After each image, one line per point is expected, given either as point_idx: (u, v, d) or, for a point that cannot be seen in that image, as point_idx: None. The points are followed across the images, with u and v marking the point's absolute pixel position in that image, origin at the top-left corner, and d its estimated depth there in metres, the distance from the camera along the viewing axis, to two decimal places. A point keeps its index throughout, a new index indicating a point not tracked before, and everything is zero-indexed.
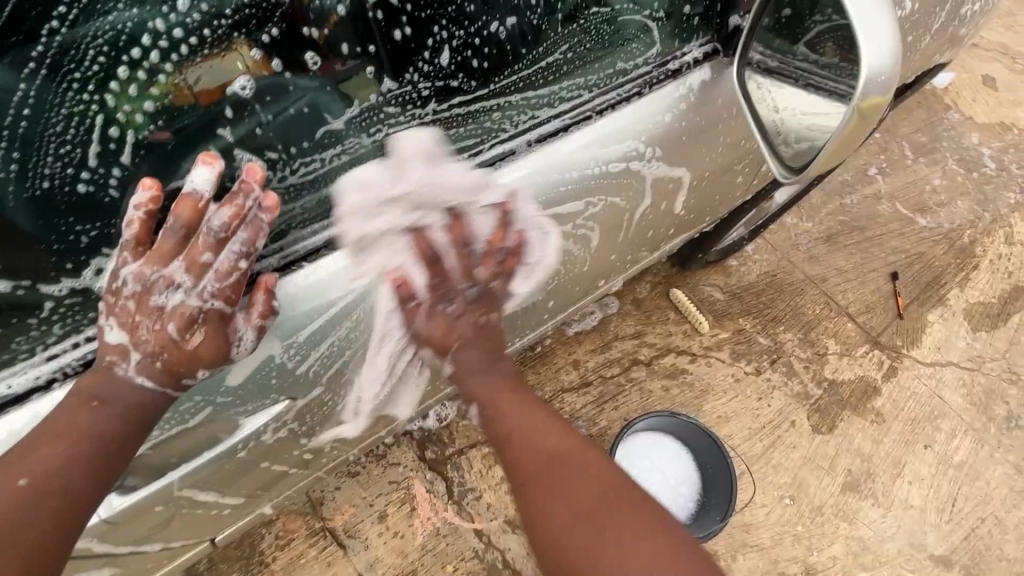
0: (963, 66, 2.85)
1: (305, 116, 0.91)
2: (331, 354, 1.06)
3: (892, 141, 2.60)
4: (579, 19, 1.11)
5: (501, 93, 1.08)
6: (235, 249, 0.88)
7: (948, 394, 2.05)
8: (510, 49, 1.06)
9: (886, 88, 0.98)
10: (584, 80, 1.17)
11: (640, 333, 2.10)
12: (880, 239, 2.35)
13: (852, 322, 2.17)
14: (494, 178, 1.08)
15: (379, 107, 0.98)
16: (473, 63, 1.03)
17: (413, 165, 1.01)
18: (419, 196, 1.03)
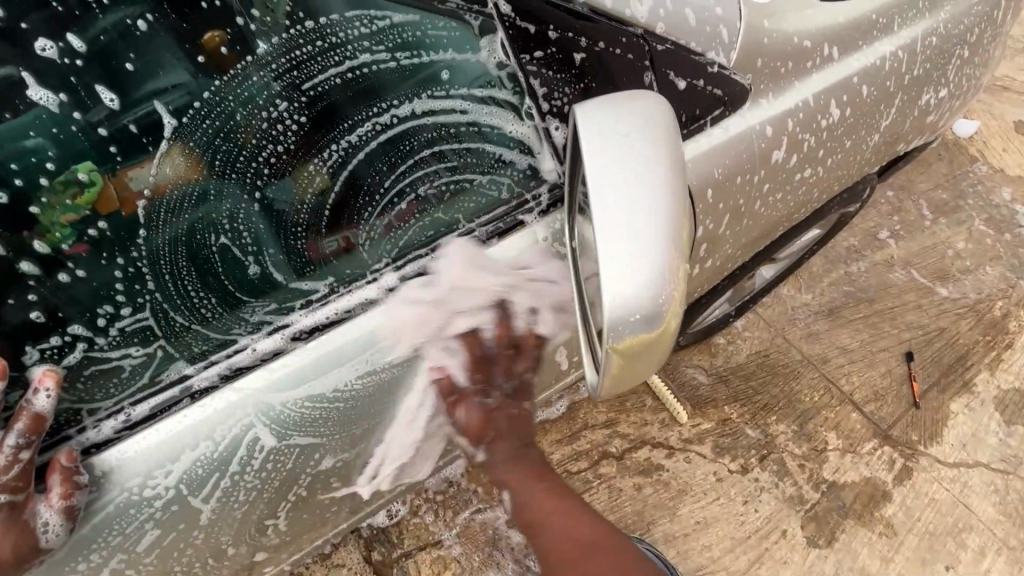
0: (991, 112, 2.58)
1: (194, 243, 0.75)
2: (99, 566, 0.81)
3: (906, 199, 2.36)
4: (378, 165, 0.81)
5: (248, 280, 0.79)
6: (12, 444, 0.69)
7: (976, 502, 1.76)
8: (260, 227, 0.78)
9: (654, 320, 0.64)
10: (425, 224, 0.88)
11: (611, 422, 1.93)
12: (893, 313, 2.10)
13: (857, 412, 1.91)
14: (269, 380, 0.81)
15: (67, 337, 0.72)
16: (192, 255, 0.76)
17: (128, 387, 0.77)
18: (151, 411, 0.78)
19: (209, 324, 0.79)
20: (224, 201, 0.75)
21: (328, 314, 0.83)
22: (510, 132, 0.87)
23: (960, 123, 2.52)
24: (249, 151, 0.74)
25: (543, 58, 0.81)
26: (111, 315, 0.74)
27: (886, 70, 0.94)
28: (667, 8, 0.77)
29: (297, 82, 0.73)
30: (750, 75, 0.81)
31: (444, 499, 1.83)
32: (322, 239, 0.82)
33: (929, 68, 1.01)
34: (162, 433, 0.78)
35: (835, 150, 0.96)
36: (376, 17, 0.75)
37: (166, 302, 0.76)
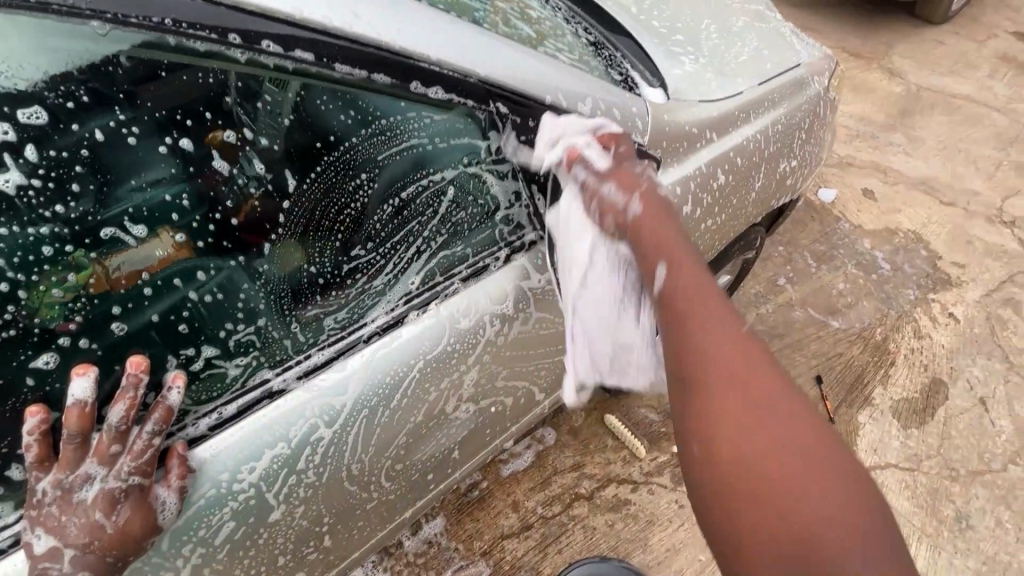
0: (844, 182, 3.24)
1: (252, 288, 0.82)
2: (184, 560, 0.82)
3: (794, 252, 2.85)
4: (415, 211, 0.95)
5: (302, 309, 0.88)
6: (147, 433, 0.75)
7: (894, 499, 2.03)
8: (317, 266, 0.87)
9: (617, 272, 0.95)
10: (453, 253, 1.01)
11: (579, 464, 2.07)
12: (800, 345, 2.48)
13: None
14: (327, 388, 0.87)
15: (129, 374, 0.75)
16: (257, 291, 0.83)
17: (192, 410, 0.81)
18: (214, 424, 0.82)
19: (269, 348, 0.85)
20: (296, 259, 0.85)
21: (375, 331, 0.92)
22: (501, 197, 1.04)
23: (822, 193, 3.15)
24: (318, 213, 0.85)
25: (525, 141, 0.98)
26: (230, 332, 0.82)
27: (752, 148, 1.31)
28: (602, 107, 1.04)
29: (354, 165, 0.87)
30: (659, 149, 1.11)
31: (425, 561, 1.84)
32: (367, 277, 0.93)
33: (780, 145, 1.41)
34: (258, 423, 0.83)
35: (727, 205, 1.30)
36: (425, 117, 0.90)
37: (246, 343, 0.83)
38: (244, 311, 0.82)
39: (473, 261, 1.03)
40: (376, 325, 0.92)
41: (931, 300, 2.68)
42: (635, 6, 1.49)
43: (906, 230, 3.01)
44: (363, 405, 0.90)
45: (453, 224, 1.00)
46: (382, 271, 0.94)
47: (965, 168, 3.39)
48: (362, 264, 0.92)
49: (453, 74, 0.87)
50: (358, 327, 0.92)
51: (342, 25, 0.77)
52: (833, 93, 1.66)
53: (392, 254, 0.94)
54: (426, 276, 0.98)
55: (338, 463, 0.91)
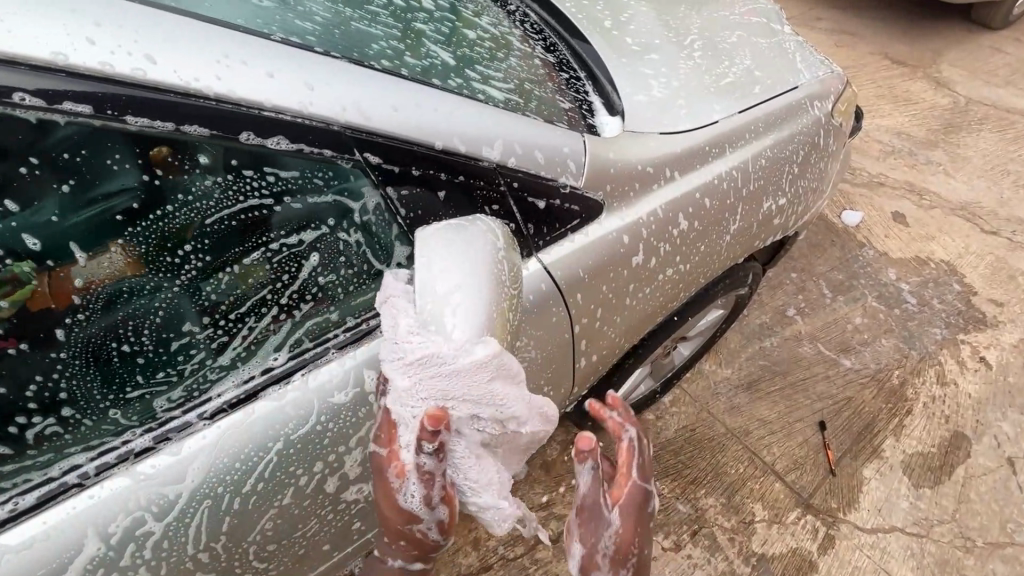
0: (872, 204, 2.98)
1: (80, 355, 0.67)
2: None
3: (809, 280, 2.63)
4: (291, 267, 0.78)
5: (144, 382, 0.72)
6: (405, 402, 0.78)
7: (896, 568, 1.83)
8: (165, 335, 0.72)
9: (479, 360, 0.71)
10: (338, 316, 0.83)
11: (548, 502, 1.94)
12: (805, 384, 2.27)
13: (780, 482, 2.00)
14: (158, 480, 0.69)
15: None
16: (88, 362, 0.68)
17: None
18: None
19: (92, 429, 0.69)
20: (136, 320, 0.70)
21: (230, 405, 0.74)
22: (395, 243, 0.85)
23: (846, 215, 2.90)
24: (130, 285, 0.69)
25: (410, 195, 0.82)
26: (25, 425, 0.65)
27: (723, 186, 1.15)
28: (517, 151, 0.87)
29: (168, 236, 0.69)
30: (601, 191, 0.98)
31: None
32: (227, 346, 0.76)
33: (763, 182, 1.24)
34: (68, 511, 0.65)
35: (687, 252, 1.15)
36: (304, 152, 0.72)
37: (48, 441, 0.67)
38: (65, 383, 0.67)
39: (357, 325, 0.84)
40: (227, 399, 0.75)
41: (960, 342, 2.42)
42: (609, 18, 1.33)
43: (939, 260, 2.74)
44: (204, 497, 0.72)
45: (341, 280, 0.83)
46: (229, 343, 0.76)
47: (1014, 193, 3.06)
48: (204, 337, 0.75)
49: (316, 123, 0.71)
50: (209, 401, 0.74)
51: (131, 73, 0.61)
52: (837, 120, 1.47)
53: (238, 325, 0.77)
54: (302, 342, 0.80)
55: (178, 556, 0.73)
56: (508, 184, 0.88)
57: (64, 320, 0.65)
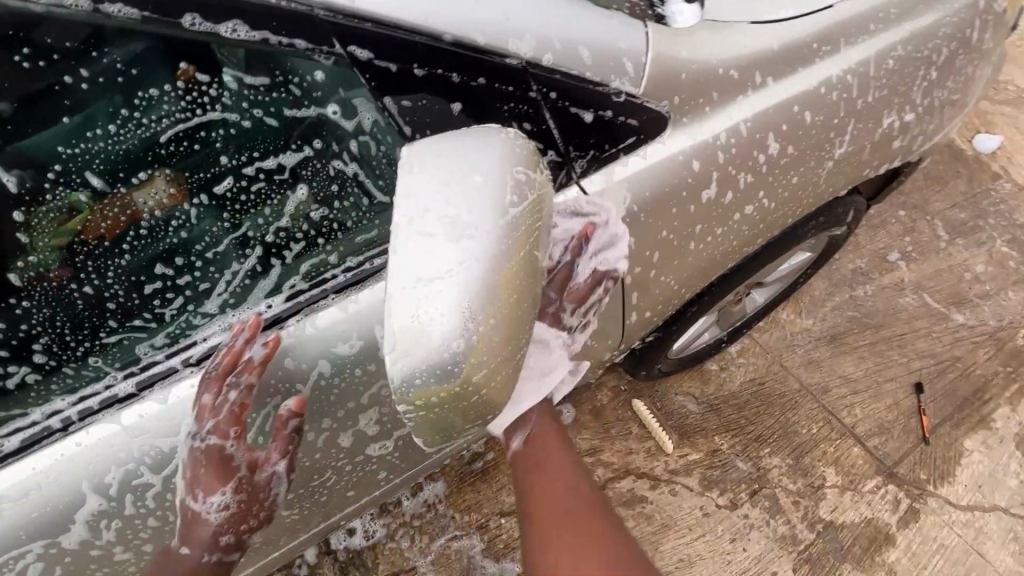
0: (1019, 125, 2.42)
1: (128, 274, 0.72)
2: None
3: (921, 218, 2.23)
4: (310, 198, 0.78)
5: (175, 316, 0.74)
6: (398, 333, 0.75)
7: (992, 551, 1.61)
8: (203, 263, 0.75)
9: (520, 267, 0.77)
10: (337, 256, 0.80)
11: (596, 449, 1.87)
12: (903, 340, 1.97)
13: (860, 446, 1.79)
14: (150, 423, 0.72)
15: None
16: (139, 285, 0.72)
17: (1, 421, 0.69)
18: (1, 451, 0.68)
19: (128, 352, 0.73)
20: (182, 243, 0.74)
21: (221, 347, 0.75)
22: (371, 186, 0.80)
23: (981, 139, 2.38)
24: (165, 216, 0.73)
25: (414, 106, 0.71)
26: (4, 376, 0.69)
27: (831, 98, 0.89)
28: (555, 47, 0.70)
29: (212, 155, 0.73)
30: (667, 102, 0.77)
31: (421, 524, 1.79)
32: (247, 280, 0.77)
33: (886, 92, 0.96)
34: (56, 465, 0.69)
35: (772, 184, 0.93)
36: (300, 59, 0.71)
37: (36, 384, 0.70)
38: (118, 301, 0.72)
39: (358, 265, 0.80)
40: (219, 338, 0.75)
41: None
42: None
43: None
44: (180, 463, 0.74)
45: (352, 216, 0.80)
46: (214, 286, 0.76)
47: None
48: (191, 280, 0.75)
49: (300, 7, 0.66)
50: (206, 338, 0.75)
51: None
52: (1000, 5, 1.11)
53: (253, 258, 0.77)
54: (309, 280, 0.79)
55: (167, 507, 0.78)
56: (542, 92, 0.72)
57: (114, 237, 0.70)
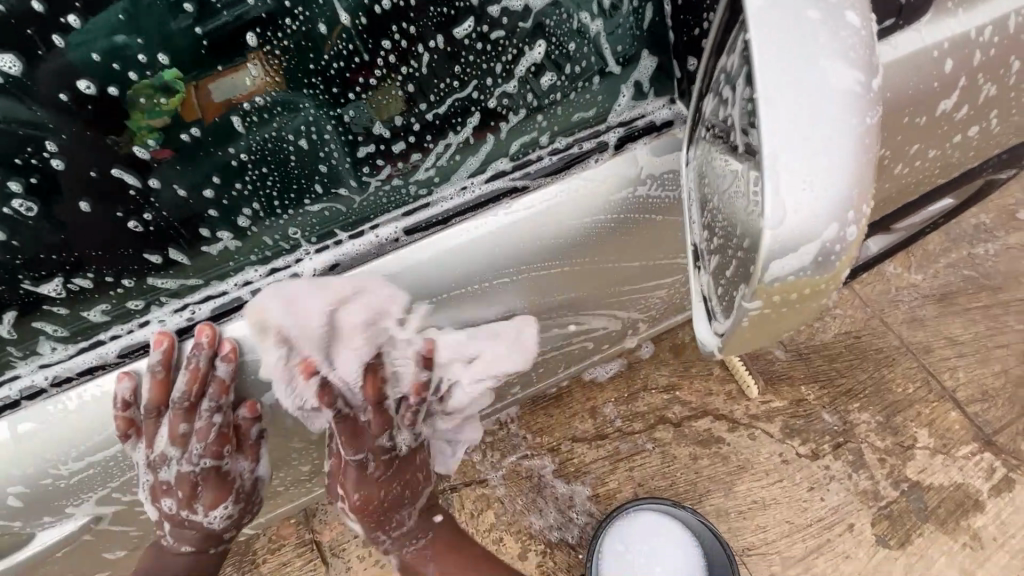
0: None
1: (321, 140, 0.77)
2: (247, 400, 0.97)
3: None
4: (517, 72, 0.82)
5: (374, 183, 0.83)
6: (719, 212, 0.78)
7: None
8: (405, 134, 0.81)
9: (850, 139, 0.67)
10: (533, 133, 0.90)
11: (673, 386, 1.83)
12: (1021, 305, 1.82)
13: (958, 411, 1.70)
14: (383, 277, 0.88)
15: (185, 223, 0.76)
16: (346, 150, 0.79)
17: (238, 273, 0.84)
18: (234, 302, 0.86)
19: (338, 213, 0.84)
20: (372, 111, 0.77)
21: (433, 218, 0.89)
22: (604, 47, 0.87)
23: None
24: (368, 80, 0.75)
25: None
26: (210, 241, 0.80)
27: None
28: None
29: (403, 9, 0.72)
30: None
31: (493, 441, 1.82)
32: (436, 150, 0.84)
33: None
34: (295, 329, 0.88)
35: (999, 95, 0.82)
36: None
37: (234, 250, 0.82)
38: (315, 167, 0.79)
39: (565, 147, 0.93)
40: (434, 214, 0.89)
41: None
42: None
43: None
44: (387, 338, 0.95)
45: (544, 94, 0.87)
46: (424, 159, 0.84)
47: None
48: (406, 150, 0.82)
49: None
50: (413, 209, 0.88)
51: None
52: None
53: (449, 127, 0.83)
54: (518, 153, 0.91)
55: (363, 374, 1.00)
56: None
57: (290, 104, 0.73)
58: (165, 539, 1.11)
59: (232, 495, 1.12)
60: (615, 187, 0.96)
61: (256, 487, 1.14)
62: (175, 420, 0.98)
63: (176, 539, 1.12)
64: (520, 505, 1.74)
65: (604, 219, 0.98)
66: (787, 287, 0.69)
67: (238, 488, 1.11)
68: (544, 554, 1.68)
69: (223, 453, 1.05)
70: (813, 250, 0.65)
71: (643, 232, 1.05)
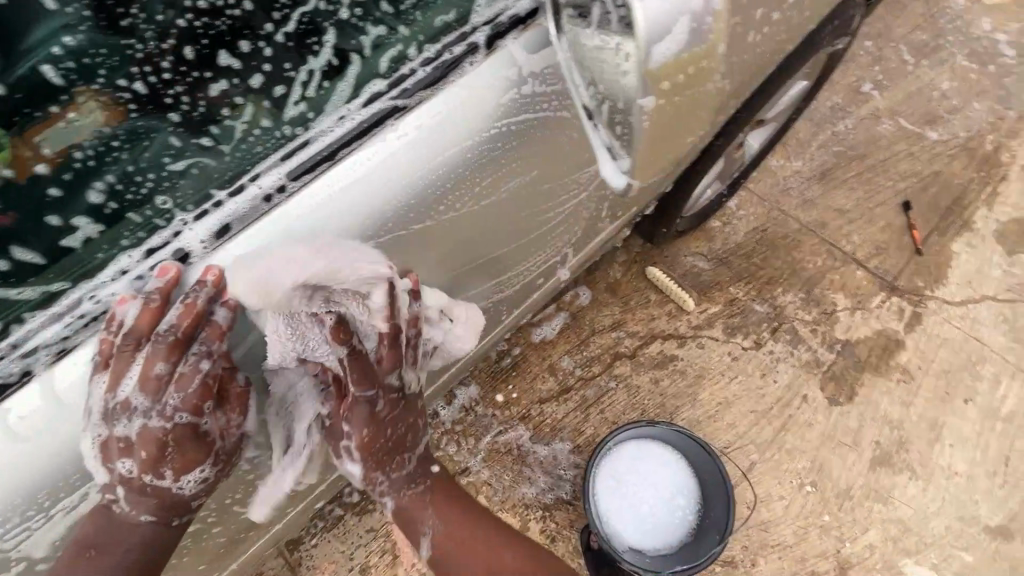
0: None
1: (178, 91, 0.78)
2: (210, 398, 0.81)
3: (886, 45, 2.24)
4: None
5: (242, 127, 0.79)
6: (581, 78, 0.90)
7: (987, 335, 1.77)
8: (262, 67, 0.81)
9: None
10: (398, 47, 0.84)
11: (618, 322, 1.87)
12: (885, 165, 2.04)
13: (862, 269, 1.88)
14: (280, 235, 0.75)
15: (50, 211, 0.74)
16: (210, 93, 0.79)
17: (98, 268, 0.73)
18: (91, 311, 0.71)
19: (207, 170, 0.77)
20: (223, 50, 0.80)
21: (313, 158, 0.78)
22: None
23: None
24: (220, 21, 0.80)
25: None
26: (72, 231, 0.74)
27: None
28: None
29: None
30: None
31: (463, 428, 1.78)
32: (297, 82, 0.81)
33: None
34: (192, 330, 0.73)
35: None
36: None
37: (99, 239, 0.74)
38: (179, 121, 0.78)
39: (437, 54, 0.84)
40: (314, 152, 0.78)
41: None
42: None
43: None
44: (317, 312, 0.81)
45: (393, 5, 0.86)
46: (290, 92, 0.81)
47: None
48: (266, 84, 0.80)
49: None
50: (287, 151, 0.78)
51: None
52: None
53: (305, 54, 0.82)
54: (388, 70, 0.83)
55: (308, 357, 0.85)
56: None
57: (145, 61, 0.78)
58: (117, 508, 0.79)
59: (211, 458, 0.82)
60: (502, 89, 0.86)
61: (240, 447, 0.87)
62: (157, 357, 0.72)
63: (131, 505, 0.80)
64: (508, 480, 1.71)
65: (507, 124, 0.89)
66: (672, 76, 0.81)
67: (222, 446, 0.83)
68: (544, 518, 1.67)
69: (211, 401, 0.78)
70: (685, 25, 0.77)
71: (553, 135, 0.98)
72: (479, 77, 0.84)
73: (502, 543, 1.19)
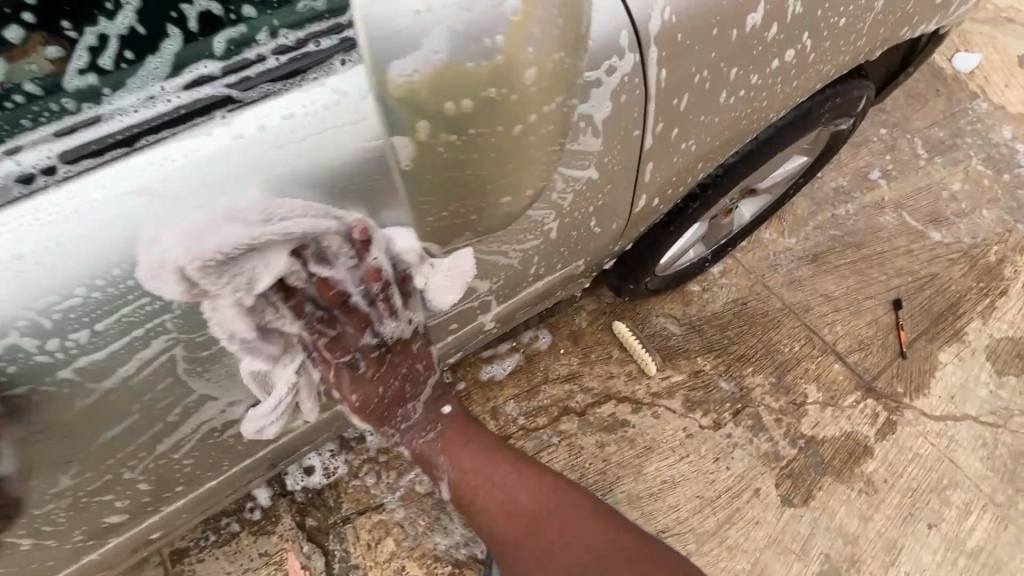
0: (993, 45, 2.37)
1: None
2: None
3: (901, 136, 2.16)
4: None
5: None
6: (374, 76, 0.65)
7: (963, 457, 1.64)
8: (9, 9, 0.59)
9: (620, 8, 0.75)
10: (243, 28, 0.69)
11: (574, 374, 1.76)
12: (882, 258, 1.94)
13: (840, 363, 1.76)
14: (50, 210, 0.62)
15: None
16: None
17: None
18: None
19: None
20: None
21: (111, 136, 0.65)
22: None
23: (959, 58, 2.32)
24: None
25: None
26: None
27: None
28: None
29: None
30: None
31: (388, 460, 1.65)
32: (84, 40, 0.62)
33: None
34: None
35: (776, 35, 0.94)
36: None
37: None
38: None
39: (291, 45, 0.70)
40: (118, 132, 0.65)
41: None
42: None
43: None
44: (91, 313, 0.65)
45: None
46: (69, 53, 0.62)
47: None
48: (28, 36, 0.60)
49: None
50: (77, 124, 0.64)
51: None
52: None
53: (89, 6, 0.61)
54: (229, 48, 0.69)
55: (86, 372, 0.70)
56: None
57: None
58: None
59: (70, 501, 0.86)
60: None
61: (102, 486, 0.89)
62: None
63: None
64: (422, 525, 1.57)
65: None
66: (442, 103, 0.60)
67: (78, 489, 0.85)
68: None
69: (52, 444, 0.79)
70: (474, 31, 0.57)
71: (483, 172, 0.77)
72: (354, 79, 0.69)
73: (553, 539, 1.21)
